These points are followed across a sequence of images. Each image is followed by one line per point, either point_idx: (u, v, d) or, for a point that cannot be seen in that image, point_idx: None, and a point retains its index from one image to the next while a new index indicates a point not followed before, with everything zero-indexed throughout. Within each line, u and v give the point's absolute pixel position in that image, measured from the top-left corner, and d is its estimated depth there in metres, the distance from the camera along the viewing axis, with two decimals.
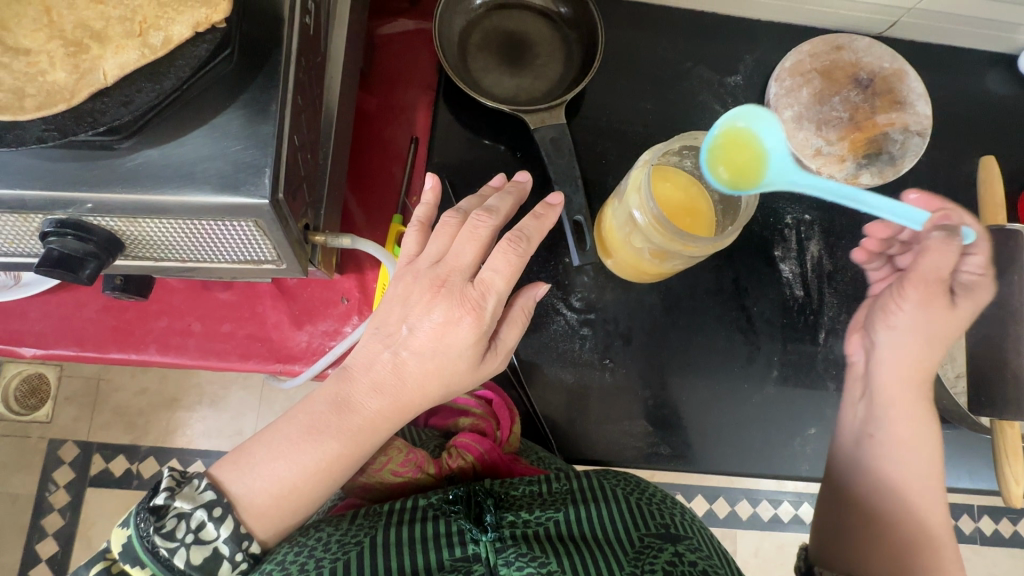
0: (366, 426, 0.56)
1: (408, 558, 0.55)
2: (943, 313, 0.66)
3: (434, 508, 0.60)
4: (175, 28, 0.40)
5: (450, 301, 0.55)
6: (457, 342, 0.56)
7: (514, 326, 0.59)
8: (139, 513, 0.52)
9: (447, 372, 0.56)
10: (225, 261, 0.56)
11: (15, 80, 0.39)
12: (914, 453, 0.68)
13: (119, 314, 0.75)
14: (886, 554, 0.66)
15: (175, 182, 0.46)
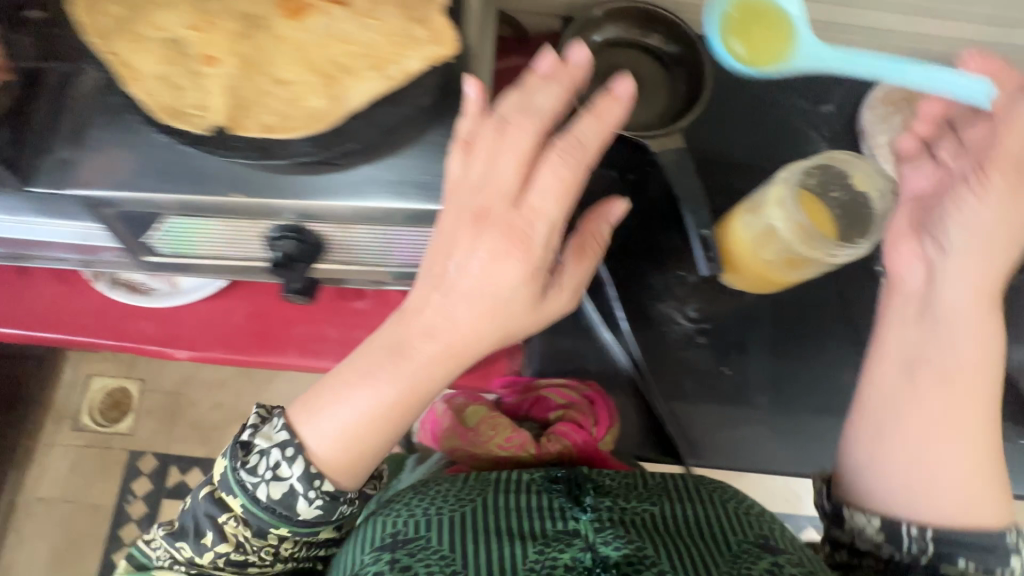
0: (426, 363, 0.54)
1: (511, 522, 0.62)
2: (1018, 209, 0.61)
3: (536, 485, 0.67)
4: (410, 62, 0.48)
5: (528, 237, 0.51)
6: (535, 264, 0.52)
7: (585, 258, 0.57)
8: (231, 445, 0.61)
9: (499, 315, 0.53)
10: (402, 262, 0.64)
11: (283, 108, 0.47)
12: (935, 393, 0.62)
13: (264, 321, 0.81)
14: (959, 473, 0.61)
15: (384, 193, 0.52)
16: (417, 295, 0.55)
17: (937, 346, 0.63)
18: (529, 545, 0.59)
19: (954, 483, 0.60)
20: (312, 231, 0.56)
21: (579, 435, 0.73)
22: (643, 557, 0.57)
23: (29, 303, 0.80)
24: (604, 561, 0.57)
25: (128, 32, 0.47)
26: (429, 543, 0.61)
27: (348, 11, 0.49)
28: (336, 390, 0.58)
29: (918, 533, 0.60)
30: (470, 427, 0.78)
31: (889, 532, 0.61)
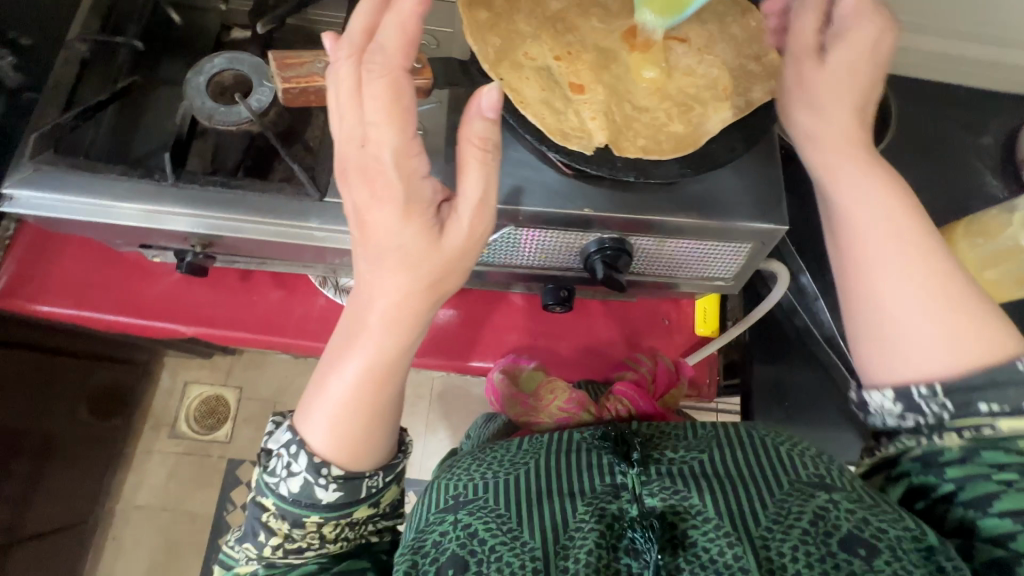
0: (395, 307, 0.54)
1: (552, 479, 0.57)
2: (814, 77, 0.54)
3: (588, 442, 0.61)
4: (755, 93, 0.53)
5: (393, 182, 0.49)
6: (422, 205, 0.51)
7: (470, 171, 0.50)
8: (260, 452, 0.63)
9: (413, 264, 0.51)
10: (687, 278, 0.65)
11: (649, 129, 0.52)
12: (896, 271, 0.50)
13: (473, 328, 0.88)
14: (973, 344, 0.48)
15: (718, 211, 0.56)
16: (367, 267, 0.53)
17: (848, 202, 0.53)
18: (577, 501, 0.55)
19: (939, 310, 0.49)
20: (630, 240, 0.58)
21: (637, 394, 0.72)
22: (687, 506, 0.53)
23: (252, 309, 0.82)
24: (650, 512, 0.53)
25: (508, 60, 0.52)
26: (486, 504, 0.56)
27: (688, 49, 0.56)
28: (333, 359, 0.58)
29: (928, 391, 0.49)
30: (528, 392, 0.76)
31: (906, 403, 0.50)
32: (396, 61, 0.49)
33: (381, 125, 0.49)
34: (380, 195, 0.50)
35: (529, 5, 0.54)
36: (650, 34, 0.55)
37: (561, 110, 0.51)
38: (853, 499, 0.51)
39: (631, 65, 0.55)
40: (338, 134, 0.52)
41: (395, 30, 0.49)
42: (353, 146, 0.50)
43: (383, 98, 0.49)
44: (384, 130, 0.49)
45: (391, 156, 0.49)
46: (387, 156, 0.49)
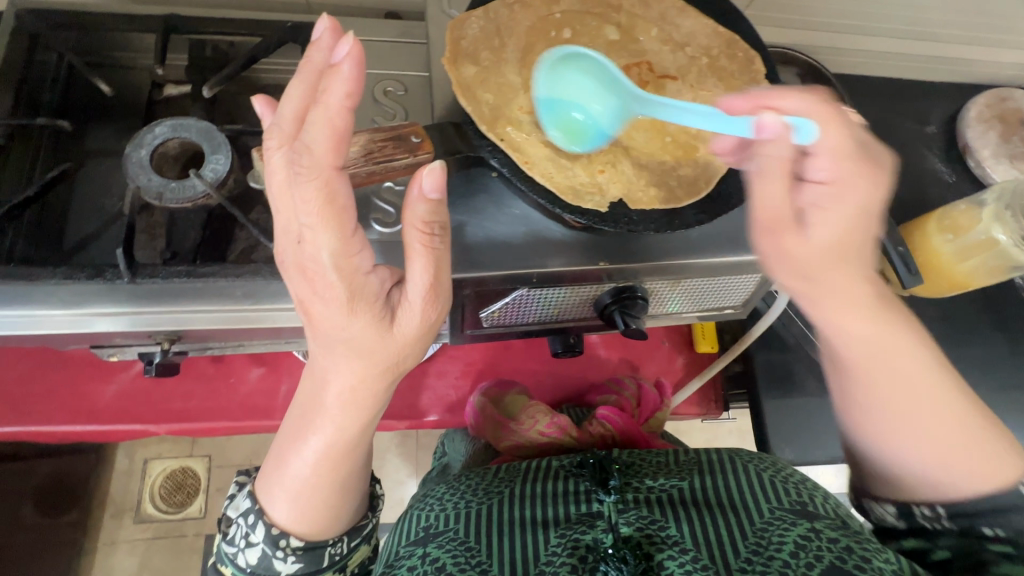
0: (350, 393, 0.50)
1: (540, 508, 0.60)
2: (795, 244, 0.44)
3: (565, 470, 0.65)
4: None
5: (330, 278, 0.42)
6: (370, 296, 0.44)
7: (415, 259, 0.43)
8: (222, 518, 0.62)
9: (362, 354, 0.47)
10: (691, 313, 0.66)
11: (658, 176, 0.50)
12: (896, 395, 0.48)
13: (477, 377, 0.88)
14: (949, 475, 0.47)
15: (729, 247, 0.54)
16: (317, 349, 0.49)
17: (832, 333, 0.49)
18: (553, 531, 0.57)
19: (909, 473, 0.50)
20: (640, 286, 0.56)
21: (621, 417, 0.73)
22: (664, 534, 0.55)
23: (231, 395, 0.75)
24: (625, 540, 0.55)
25: (503, 118, 0.49)
26: (457, 535, 0.58)
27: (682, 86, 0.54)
28: (290, 434, 0.56)
29: (932, 512, 0.49)
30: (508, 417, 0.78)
31: (910, 520, 0.50)
32: (329, 160, 0.40)
33: (314, 227, 0.40)
34: (317, 290, 0.43)
35: (517, 53, 0.51)
36: (643, 74, 0.54)
37: (568, 166, 0.48)
38: (835, 529, 0.53)
39: (629, 108, 0.53)
40: (276, 224, 0.44)
41: (325, 132, 0.39)
42: (289, 243, 0.44)
43: (316, 199, 0.40)
44: (320, 233, 0.41)
45: (330, 259, 0.41)
46: (326, 256, 0.41)
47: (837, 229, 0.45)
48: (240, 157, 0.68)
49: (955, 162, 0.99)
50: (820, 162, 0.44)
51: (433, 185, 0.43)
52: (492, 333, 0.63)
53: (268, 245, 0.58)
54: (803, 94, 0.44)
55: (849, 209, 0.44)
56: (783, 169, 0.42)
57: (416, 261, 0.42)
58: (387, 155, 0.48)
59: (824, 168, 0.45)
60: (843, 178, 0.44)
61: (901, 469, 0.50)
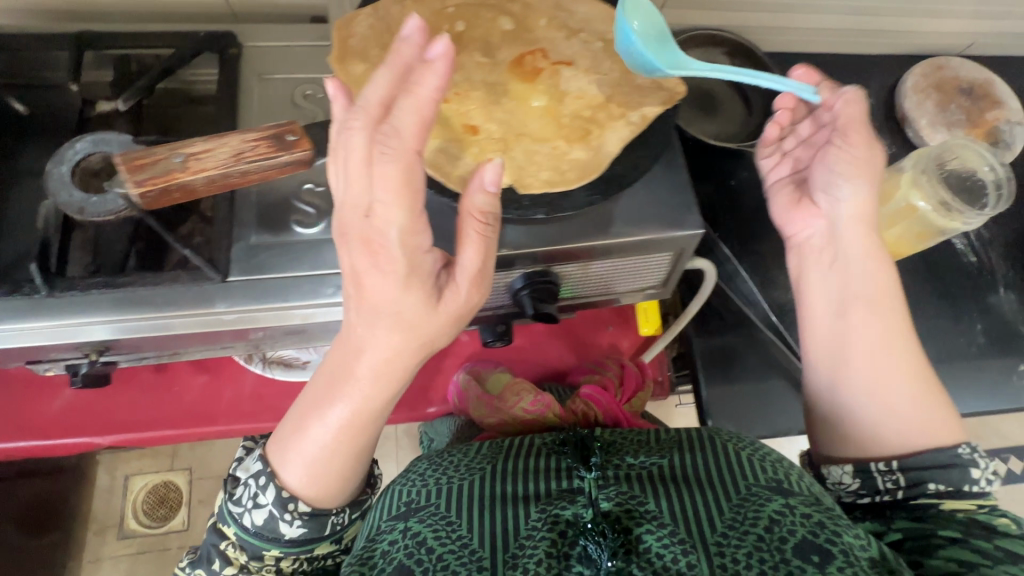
0: (382, 366, 0.55)
1: (520, 483, 0.61)
2: (863, 159, 0.63)
3: (547, 446, 0.67)
4: (649, 108, 0.53)
5: (394, 253, 0.46)
6: (423, 273, 0.48)
7: (470, 245, 0.47)
8: (228, 479, 0.63)
9: (406, 328, 0.51)
10: (612, 293, 0.68)
11: (550, 160, 0.50)
12: (887, 351, 0.62)
13: (427, 373, 0.88)
14: (934, 418, 0.60)
15: (633, 227, 0.55)
16: (357, 319, 0.52)
17: (840, 275, 0.65)
18: (533, 507, 0.59)
19: (849, 423, 0.62)
20: (552, 269, 0.56)
21: (604, 397, 0.77)
22: (644, 509, 0.57)
23: (176, 402, 0.76)
24: (604, 515, 0.57)
25: None
26: (438, 510, 0.59)
27: (577, 71, 0.54)
28: (319, 398, 0.58)
29: (886, 467, 0.59)
30: (494, 394, 0.79)
31: (865, 479, 0.60)
32: (412, 146, 0.42)
33: (392, 206, 0.44)
34: (379, 263, 0.47)
35: (408, 49, 0.52)
36: (536, 62, 0.54)
37: (457, 156, 0.49)
38: (807, 502, 0.55)
39: (523, 95, 0.53)
40: (343, 196, 0.46)
41: (415, 114, 0.41)
42: (358, 218, 0.45)
43: (400, 180, 0.43)
44: (392, 210, 0.44)
45: (398, 236, 0.45)
46: (393, 233, 0.45)
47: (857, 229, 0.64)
48: None
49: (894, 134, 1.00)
50: (852, 123, 0.63)
51: (491, 180, 0.45)
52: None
53: (181, 251, 0.58)
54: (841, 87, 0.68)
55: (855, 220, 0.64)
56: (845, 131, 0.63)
57: (469, 249, 0.47)
58: (259, 155, 0.56)
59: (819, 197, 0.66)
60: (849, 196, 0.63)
61: (850, 411, 0.62)
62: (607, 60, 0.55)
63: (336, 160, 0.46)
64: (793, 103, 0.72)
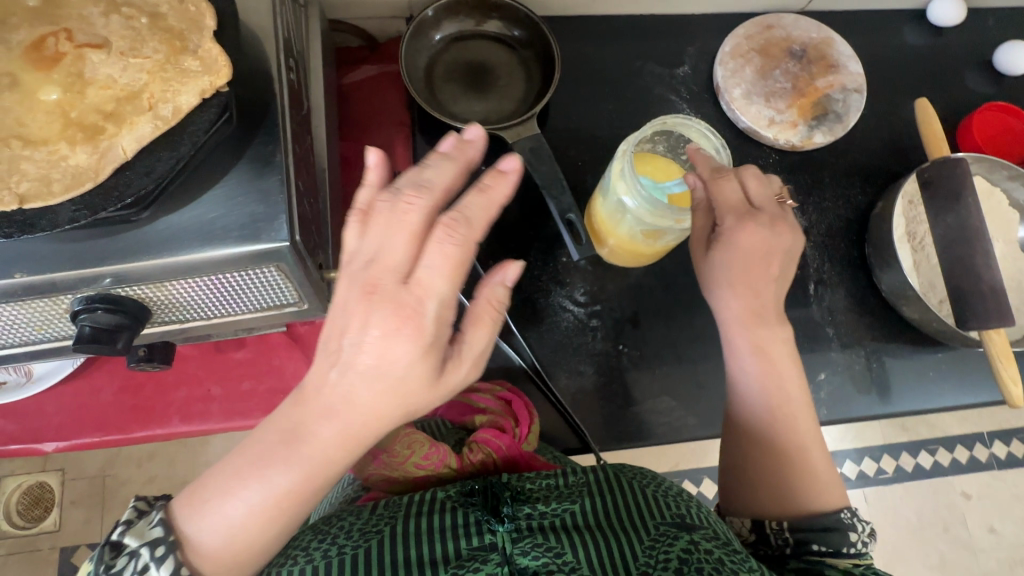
0: (317, 456, 0.46)
1: (428, 546, 0.56)
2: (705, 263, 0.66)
3: (451, 500, 0.60)
4: (182, 98, 0.43)
5: (426, 324, 0.45)
6: (441, 345, 0.45)
7: (481, 327, 0.48)
8: (101, 551, 0.47)
9: (397, 395, 0.45)
10: (248, 312, 0.58)
11: (38, 168, 0.41)
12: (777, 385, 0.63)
13: (136, 392, 0.75)
14: (803, 486, 0.60)
15: (198, 241, 0.47)
16: (337, 376, 0.45)
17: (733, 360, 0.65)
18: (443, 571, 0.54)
19: (797, 475, 0.61)
20: (117, 291, 0.49)
21: (502, 441, 0.67)
22: (560, 561, 0.54)
23: None
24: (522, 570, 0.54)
25: None
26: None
27: (108, 55, 0.44)
28: (242, 472, 0.46)
29: (777, 525, 0.60)
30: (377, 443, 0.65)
31: (759, 532, 0.62)
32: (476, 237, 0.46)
33: (437, 278, 0.44)
34: (405, 327, 0.44)
35: None
36: (58, 46, 0.44)
37: None
38: (712, 539, 0.56)
39: (33, 88, 0.43)
40: (373, 252, 0.45)
41: (483, 211, 0.47)
42: (360, 266, 0.46)
43: (452, 260, 0.45)
44: (439, 282, 0.44)
45: (437, 309, 0.44)
46: (432, 305, 0.44)
47: (729, 266, 0.62)
48: None
49: (712, 105, 0.87)
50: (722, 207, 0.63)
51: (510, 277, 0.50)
52: (14, 359, 0.56)
53: None
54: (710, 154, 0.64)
55: (732, 251, 0.62)
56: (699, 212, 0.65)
57: (479, 331, 0.48)
58: None
59: (725, 219, 0.62)
60: (729, 228, 0.62)
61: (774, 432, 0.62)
62: (153, 39, 0.45)
63: (377, 223, 0.46)
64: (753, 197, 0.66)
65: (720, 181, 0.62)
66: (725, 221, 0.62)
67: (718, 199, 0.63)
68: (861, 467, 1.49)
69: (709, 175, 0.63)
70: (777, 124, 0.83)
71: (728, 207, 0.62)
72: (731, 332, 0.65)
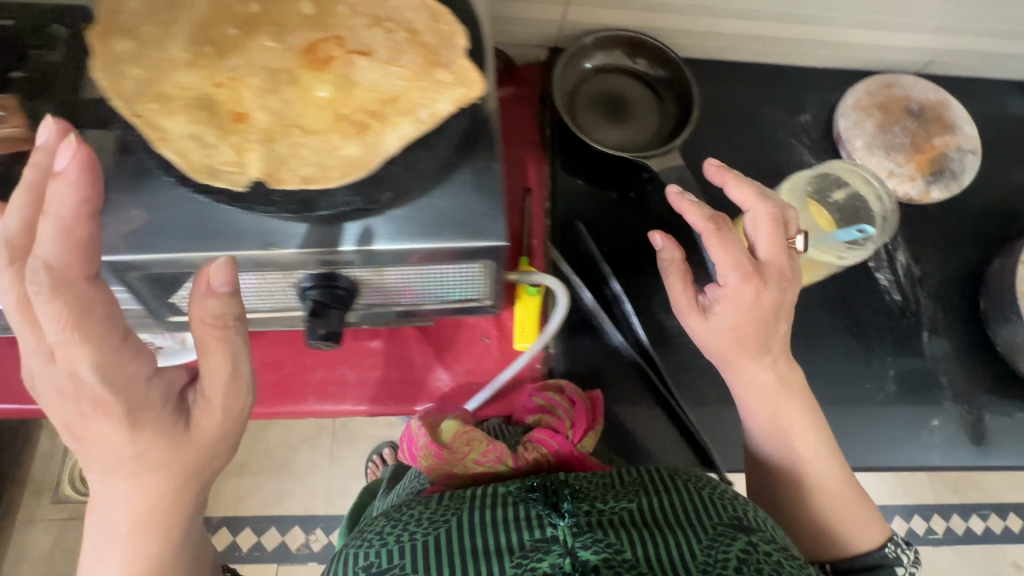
0: (145, 511, 0.48)
1: (491, 537, 0.51)
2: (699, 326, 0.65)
3: (514, 493, 0.55)
4: (439, 105, 0.49)
5: (100, 395, 0.43)
6: (154, 404, 0.46)
7: (214, 359, 0.46)
8: None
9: (146, 465, 0.46)
10: (431, 304, 0.61)
11: (315, 155, 0.46)
12: (790, 435, 0.65)
13: (278, 369, 0.79)
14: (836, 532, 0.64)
15: (423, 231, 0.50)
16: (113, 458, 0.46)
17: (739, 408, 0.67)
18: (508, 561, 0.49)
19: (812, 515, 0.64)
20: (339, 272, 0.52)
21: (557, 441, 0.67)
22: (622, 558, 0.48)
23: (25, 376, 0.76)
24: (584, 566, 0.48)
25: (153, 95, 0.46)
26: (406, 569, 0.50)
27: (372, 63, 0.50)
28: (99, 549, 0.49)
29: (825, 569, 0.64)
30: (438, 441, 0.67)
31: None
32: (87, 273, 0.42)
33: (70, 346, 0.41)
34: (94, 410, 0.43)
35: (190, 27, 0.49)
36: (330, 51, 0.50)
37: (213, 144, 0.46)
38: (768, 541, 0.52)
39: (307, 84, 0.49)
40: (30, 350, 0.43)
41: (60, 242, 0.41)
42: (39, 358, 0.43)
43: (67, 315, 0.41)
44: (72, 348, 0.42)
45: (94, 375, 0.42)
46: (86, 371, 0.42)
47: (730, 328, 0.63)
48: None
49: (830, 153, 0.92)
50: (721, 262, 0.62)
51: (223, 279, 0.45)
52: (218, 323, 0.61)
53: None
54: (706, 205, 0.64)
55: (735, 308, 0.62)
56: (683, 269, 0.65)
57: (216, 359, 0.46)
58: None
59: (729, 278, 0.62)
60: (732, 289, 0.62)
61: (780, 468, 0.66)
62: (411, 52, 0.51)
63: (16, 309, 0.42)
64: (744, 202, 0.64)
65: (720, 239, 0.61)
66: (730, 280, 0.61)
67: (715, 257, 0.62)
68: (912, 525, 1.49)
69: (713, 228, 0.62)
70: (896, 176, 0.87)
71: (731, 266, 0.61)
72: (733, 370, 0.66)
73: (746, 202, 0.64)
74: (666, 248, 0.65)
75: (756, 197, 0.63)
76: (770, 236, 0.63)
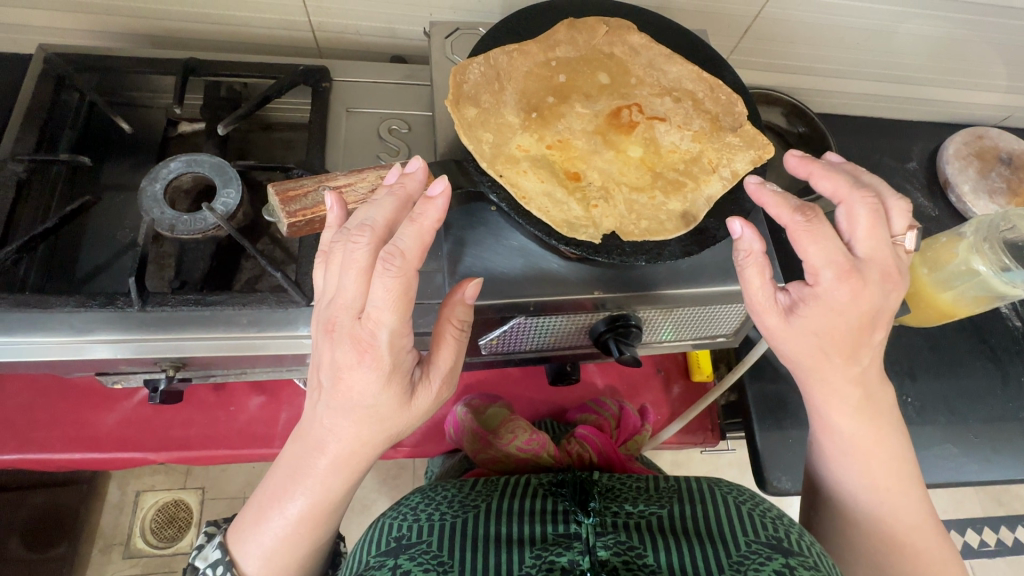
0: (329, 470, 0.50)
1: (515, 526, 0.52)
2: (779, 329, 0.51)
3: (543, 487, 0.57)
4: (737, 164, 0.55)
5: (383, 354, 0.46)
6: (404, 370, 0.48)
7: (445, 346, 0.51)
8: (188, 569, 0.57)
9: (376, 422, 0.49)
10: (683, 340, 0.69)
11: (648, 210, 0.53)
12: (877, 457, 0.55)
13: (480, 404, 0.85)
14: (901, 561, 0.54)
15: (721, 277, 0.58)
16: (327, 407, 0.49)
17: (825, 430, 0.56)
18: (528, 551, 0.49)
19: (890, 547, 0.55)
20: (637, 311, 0.58)
21: (601, 438, 0.70)
22: (641, 563, 0.48)
23: (232, 422, 0.76)
24: (602, 565, 0.48)
25: (503, 156, 0.52)
26: (430, 548, 0.49)
27: (670, 127, 0.57)
28: (265, 504, 0.52)
29: None
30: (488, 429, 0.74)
31: None
32: (414, 262, 0.45)
33: (384, 309, 0.44)
34: (365, 361, 0.46)
35: (515, 96, 0.55)
36: (632, 116, 0.57)
37: (563, 200, 0.51)
38: (810, 567, 0.47)
39: (621, 147, 0.56)
40: (336, 296, 0.47)
41: (416, 239, 0.45)
42: (324, 305, 0.49)
43: (397, 292, 0.44)
44: (386, 313, 0.45)
45: (388, 338, 0.45)
46: (384, 335, 0.45)
47: (815, 333, 0.50)
48: (249, 191, 0.71)
49: (939, 194, 1.02)
50: (818, 253, 0.48)
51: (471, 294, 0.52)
52: (491, 359, 0.67)
53: (272, 274, 0.59)
54: (867, 202, 0.51)
55: (826, 313, 0.49)
56: (764, 263, 0.50)
57: (443, 349, 0.50)
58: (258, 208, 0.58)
59: (822, 276, 0.49)
60: (826, 288, 0.49)
61: (849, 497, 0.56)
62: (698, 118, 0.58)
63: (338, 265, 0.47)
64: (835, 192, 0.52)
65: (811, 234, 0.48)
66: (823, 279, 0.49)
67: (808, 255, 0.49)
68: (984, 538, 1.53)
69: (803, 220, 0.49)
70: None
71: (828, 260, 0.48)
72: (812, 384, 0.54)
73: (837, 193, 0.53)
74: (746, 238, 0.50)
75: (848, 186, 0.52)
76: (870, 227, 0.50)
